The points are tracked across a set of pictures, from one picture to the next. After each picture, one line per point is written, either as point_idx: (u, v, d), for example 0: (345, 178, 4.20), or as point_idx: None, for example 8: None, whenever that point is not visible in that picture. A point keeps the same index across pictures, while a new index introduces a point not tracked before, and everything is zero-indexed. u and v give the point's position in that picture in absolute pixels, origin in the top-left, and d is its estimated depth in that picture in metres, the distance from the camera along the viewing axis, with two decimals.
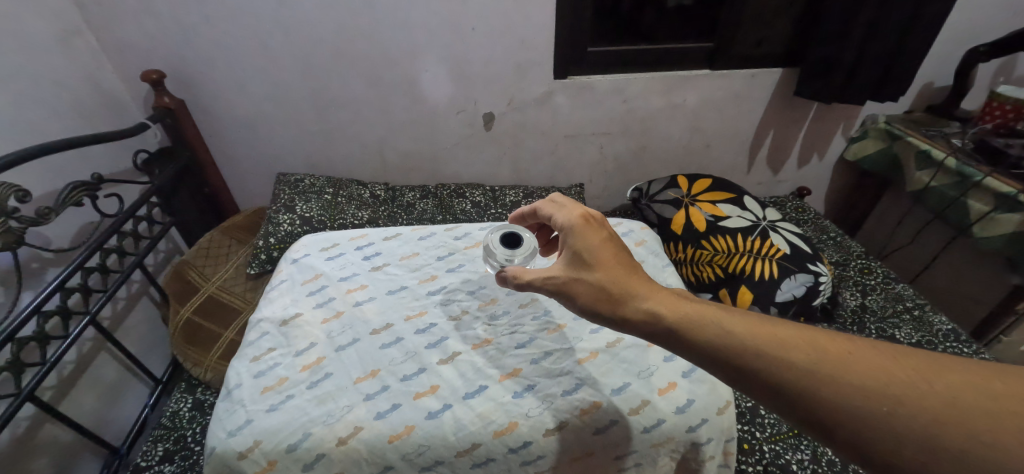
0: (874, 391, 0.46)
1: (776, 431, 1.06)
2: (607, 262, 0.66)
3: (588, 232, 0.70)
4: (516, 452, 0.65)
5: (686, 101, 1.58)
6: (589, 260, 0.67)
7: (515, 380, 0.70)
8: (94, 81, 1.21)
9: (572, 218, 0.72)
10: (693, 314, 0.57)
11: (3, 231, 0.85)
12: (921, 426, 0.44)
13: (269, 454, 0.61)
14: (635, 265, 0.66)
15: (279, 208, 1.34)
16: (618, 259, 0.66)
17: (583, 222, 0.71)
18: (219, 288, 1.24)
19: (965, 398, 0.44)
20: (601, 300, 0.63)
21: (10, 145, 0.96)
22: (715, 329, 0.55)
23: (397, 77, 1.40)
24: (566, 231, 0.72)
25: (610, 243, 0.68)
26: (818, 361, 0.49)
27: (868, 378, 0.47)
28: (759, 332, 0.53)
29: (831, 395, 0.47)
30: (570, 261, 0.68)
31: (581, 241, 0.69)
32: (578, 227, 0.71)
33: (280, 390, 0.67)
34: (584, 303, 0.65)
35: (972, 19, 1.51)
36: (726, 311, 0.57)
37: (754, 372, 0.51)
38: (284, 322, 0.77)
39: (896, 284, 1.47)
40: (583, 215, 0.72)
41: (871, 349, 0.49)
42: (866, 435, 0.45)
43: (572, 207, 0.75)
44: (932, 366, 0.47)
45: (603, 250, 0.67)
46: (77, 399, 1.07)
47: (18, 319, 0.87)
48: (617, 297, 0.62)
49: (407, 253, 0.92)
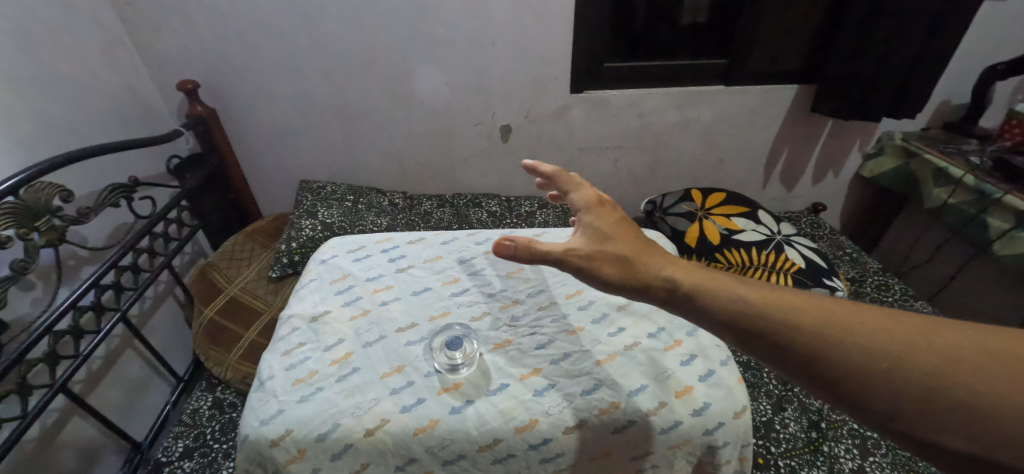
0: (874, 348, 0.48)
1: (791, 446, 1.08)
2: (627, 239, 0.66)
3: (603, 212, 0.70)
4: (536, 448, 0.66)
5: (700, 116, 1.60)
6: (609, 235, 0.66)
7: (537, 379, 0.71)
8: (134, 89, 1.27)
9: (587, 199, 0.73)
10: (705, 283, 0.59)
11: (47, 229, 0.90)
12: (917, 379, 0.45)
13: (301, 443, 0.63)
14: (649, 241, 0.67)
15: (302, 214, 1.39)
16: (636, 237, 0.66)
17: (598, 203, 0.71)
18: (241, 290, 1.27)
19: (962, 352, 0.45)
20: (620, 272, 0.63)
21: (54, 149, 1.01)
22: (727, 296, 0.56)
23: (418, 91, 1.45)
24: (582, 210, 0.71)
25: (627, 224, 0.68)
26: (823, 323, 0.50)
27: (870, 337, 0.48)
28: (771, 299, 0.54)
29: (836, 355, 0.48)
30: (591, 235, 0.67)
31: (598, 219, 0.69)
32: (594, 207, 0.71)
33: (311, 382, 0.69)
34: (607, 276, 0.63)
35: (988, 37, 1.52)
36: (736, 281, 0.59)
37: (761, 335, 0.53)
38: (313, 318, 0.80)
39: (914, 302, 1.46)
40: (598, 197, 0.73)
41: (870, 311, 0.51)
42: (867, 391, 0.47)
43: (586, 189, 0.75)
44: (929, 325, 0.48)
45: (620, 229, 0.67)
46: (103, 393, 1.10)
47: (54, 313, 0.91)
48: (638, 269, 0.62)
49: (431, 256, 0.94)
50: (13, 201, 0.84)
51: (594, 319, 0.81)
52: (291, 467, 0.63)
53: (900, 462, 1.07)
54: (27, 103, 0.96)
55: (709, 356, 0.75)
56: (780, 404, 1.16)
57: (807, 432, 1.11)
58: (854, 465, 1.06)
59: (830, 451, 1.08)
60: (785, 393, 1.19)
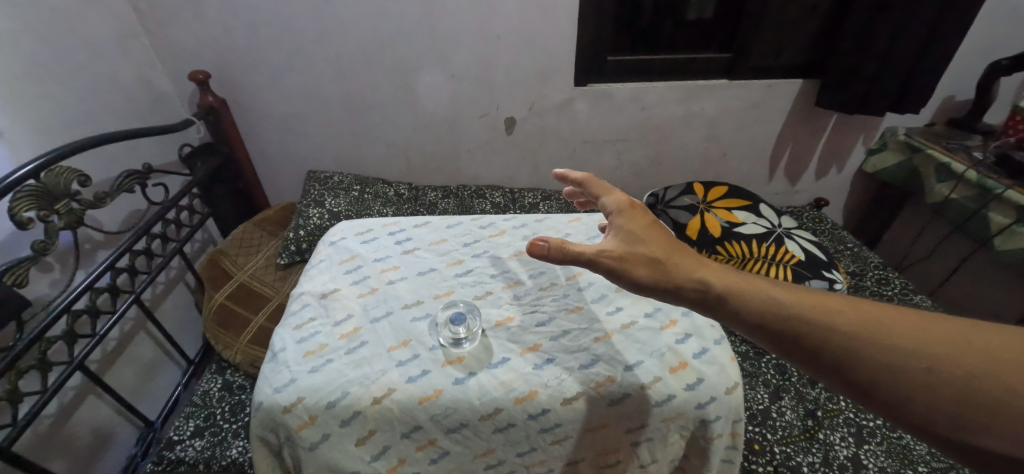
0: (911, 350, 0.51)
1: (787, 433, 1.10)
2: (659, 242, 0.67)
3: (634, 215, 0.71)
4: (535, 419, 0.69)
5: (703, 110, 1.61)
6: (641, 238, 0.67)
7: (536, 354, 0.74)
8: (147, 80, 1.30)
9: (616, 200, 0.73)
10: (740, 285, 0.61)
11: (66, 212, 0.93)
12: (955, 381, 0.48)
13: (311, 409, 0.66)
14: (680, 243, 0.68)
15: (309, 202, 1.42)
16: (667, 240, 0.68)
17: (629, 204, 0.72)
18: (250, 276, 1.31)
19: (996, 355, 0.48)
20: (653, 274, 0.64)
21: (70, 136, 1.04)
22: (763, 298, 0.59)
23: (423, 82, 1.47)
24: (613, 213, 0.72)
25: (657, 227, 0.69)
26: (861, 327, 0.53)
27: (907, 340, 0.51)
28: (807, 302, 0.57)
29: (878, 356, 0.51)
30: (624, 238, 0.68)
31: (630, 222, 0.70)
32: (624, 209, 0.72)
33: (321, 354, 0.72)
34: (639, 278, 0.64)
35: (993, 33, 1.52)
36: (769, 284, 0.61)
37: (800, 339, 0.55)
38: (323, 295, 0.82)
39: (913, 295, 1.48)
40: (628, 199, 0.73)
41: (906, 313, 0.54)
42: (906, 392, 0.50)
43: (615, 191, 0.75)
44: (962, 328, 0.52)
45: (651, 231, 0.68)
46: (117, 374, 1.14)
47: (72, 294, 0.94)
48: (672, 271, 0.64)
49: (436, 239, 0.97)
50: (32, 185, 0.87)
51: (593, 300, 0.83)
52: (302, 432, 0.66)
53: (895, 451, 1.09)
54: (44, 90, 0.99)
55: (704, 335, 0.77)
56: (777, 393, 1.18)
57: (803, 420, 1.13)
58: (849, 453, 1.08)
59: (826, 439, 1.10)
60: (782, 382, 1.21)
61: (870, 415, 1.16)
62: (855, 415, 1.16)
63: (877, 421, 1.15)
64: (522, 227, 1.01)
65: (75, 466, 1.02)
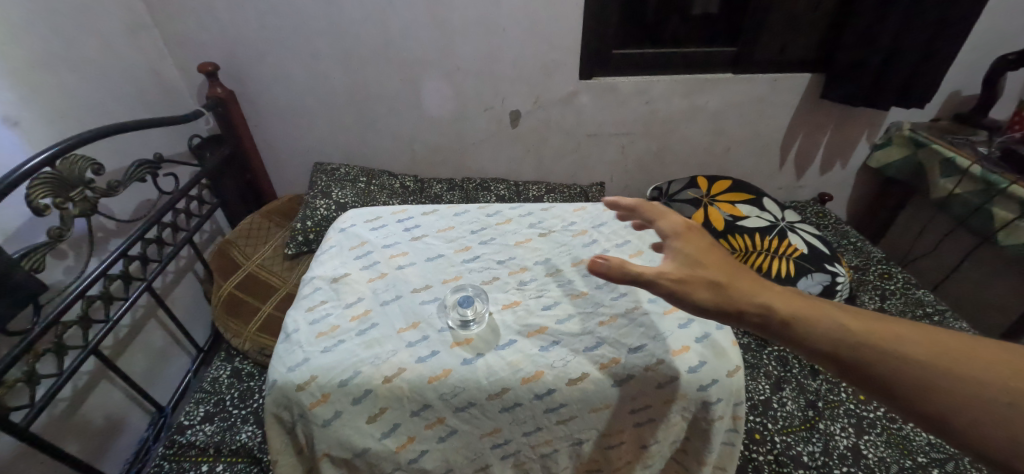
0: (1003, 386, 0.46)
1: (788, 424, 1.11)
2: (718, 265, 0.64)
3: (691, 237, 0.67)
4: (541, 398, 0.70)
5: (708, 104, 1.62)
6: (699, 261, 0.64)
7: (543, 336, 0.75)
8: (156, 71, 1.32)
9: (671, 222, 0.70)
10: (803, 309, 0.57)
11: (80, 200, 0.95)
12: None
13: (324, 388, 0.68)
14: (740, 266, 0.64)
15: (316, 194, 1.43)
16: (727, 262, 0.64)
17: (686, 226, 0.69)
18: (258, 266, 1.32)
19: None
20: (712, 297, 0.61)
21: (83, 125, 1.06)
22: (825, 321, 0.55)
23: (430, 75, 1.48)
24: (667, 235, 0.69)
25: (715, 249, 0.66)
26: (939, 358, 0.49)
27: (996, 375, 0.46)
28: (880, 330, 0.53)
29: (963, 392, 0.47)
30: (681, 260, 0.64)
31: (687, 244, 0.67)
32: (680, 230, 0.69)
33: (333, 335, 0.74)
34: (698, 301, 0.61)
35: (1000, 27, 1.52)
36: (835, 307, 0.57)
37: (870, 370, 0.51)
38: (334, 279, 0.84)
39: (916, 290, 1.48)
40: (684, 221, 0.70)
41: (994, 346, 0.49)
42: (996, 432, 0.45)
43: (669, 213, 0.72)
44: None
45: (708, 254, 0.65)
46: (129, 360, 1.16)
47: (87, 279, 0.96)
48: (732, 294, 0.60)
49: (444, 226, 0.98)
50: (49, 172, 0.89)
51: (598, 285, 0.84)
52: (315, 409, 0.68)
53: (895, 442, 1.10)
54: (58, 80, 1.00)
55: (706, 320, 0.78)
56: (778, 384, 1.19)
57: (803, 411, 1.15)
58: (849, 443, 1.09)
59: (826, 429, 1.12)
60: (783, 374, 1.22)
61: (871, 406, 1.17)
62: (856, 407, 1.17)
63: (878, 412, 1.16)
64: (529, 215, 1.02)
65: (89, 448, 1.05)
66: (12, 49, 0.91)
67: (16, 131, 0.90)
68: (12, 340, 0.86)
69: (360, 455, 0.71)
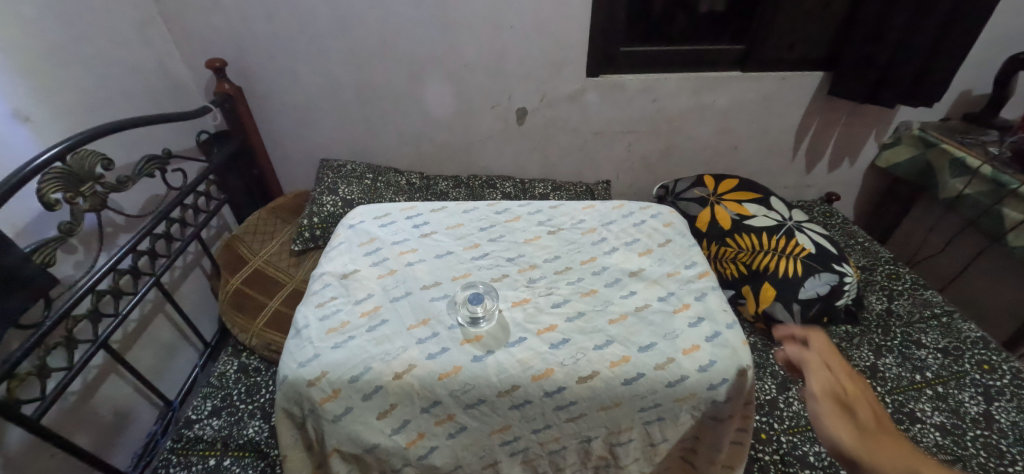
0: None
1: (795, 424, 1.11)
2: (869, 423, 0.71)
3: (831, 380, 0.77)
4: (551, 396, 0.70)
5: (715, 102, 1.61)
6: (848, 413, 0.72)
7: (553, 334, 0.75)
8: (165, 67, 1.32)
9: (817, 357, 0.80)
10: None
11: (90, 194, 0.95)
12: None
13: (335, 383, 0.68)
14: (888, 427, 0.71)
15: (323, 190, 1.44)
16: (879, 422, 0.71)
17: (828, 367, 0.78)
18: (265, 262, 1.33)
19: None
20: (859, 445, 0.68)
21: (92, 121, 1.06)
22: None
23: (437, 72, 1.48)
24: (811, 372, 0.78)
25: (862, 403, 0.74)
26: None
27: None
28: None
29: None
30: (830, 407, 0.73)
31: (827, 389, 0.76)
32: (822, 369, 0.78)
33: (343, 331, 0.74)
34: (843, 445, 0.69)
35: (1013, 25, 1.50)
36: None
37: None
38: (344, 276, 0.84)
39: (924, 290, 1.47)
40: (828, 360, 0.79)
41: None
42: None
43: (822, 348, 0.81)
44: None
45: (856, 406, 0.73)
46: (138, 354, 1.17)
47: (97, 274, 0.97)
48: (879, 452, 0.67)
49: (453, 223, 0.98)
50: (58, 168, 0.90)
51: (607, 283, 0.84)
52: (326, 405, 0.68)
53: None
54: (67, 76, 1.01)
55: (717, 319, 0.78)
56: (785, 384, 1.19)
57: None
58: None
59: None
60: (789, 373, 1.22)
61: (878, 407, 1.16)
62: None
63: (885, 413, 1.15)
64: (538, 213, 1.02)
65: (99, 441, 1.06)
66: (22, 45, 0.92)
67: (26, 126, 0.91)
68: (25, 333, 0.87)
69: (371, 451, 0.71)
